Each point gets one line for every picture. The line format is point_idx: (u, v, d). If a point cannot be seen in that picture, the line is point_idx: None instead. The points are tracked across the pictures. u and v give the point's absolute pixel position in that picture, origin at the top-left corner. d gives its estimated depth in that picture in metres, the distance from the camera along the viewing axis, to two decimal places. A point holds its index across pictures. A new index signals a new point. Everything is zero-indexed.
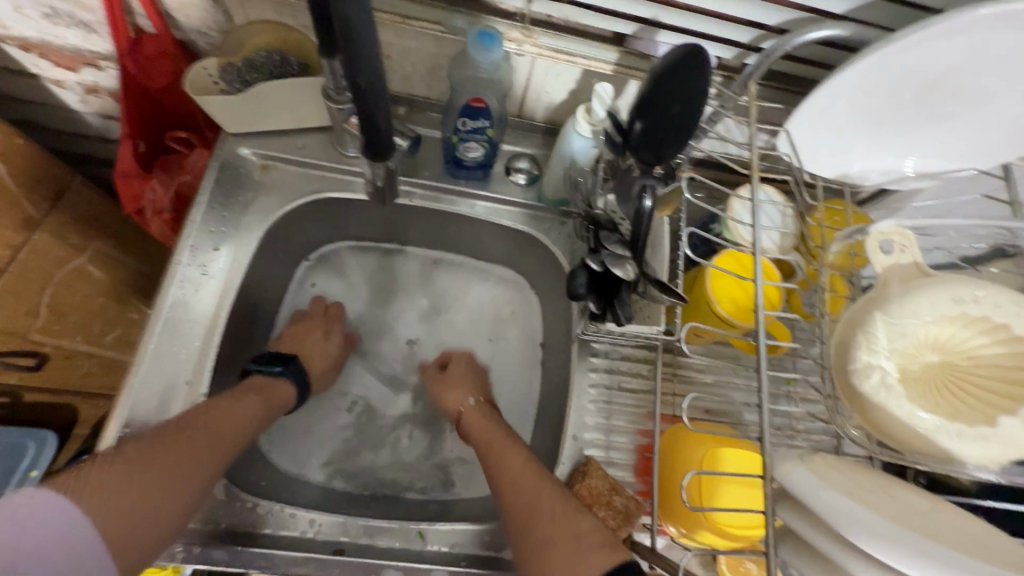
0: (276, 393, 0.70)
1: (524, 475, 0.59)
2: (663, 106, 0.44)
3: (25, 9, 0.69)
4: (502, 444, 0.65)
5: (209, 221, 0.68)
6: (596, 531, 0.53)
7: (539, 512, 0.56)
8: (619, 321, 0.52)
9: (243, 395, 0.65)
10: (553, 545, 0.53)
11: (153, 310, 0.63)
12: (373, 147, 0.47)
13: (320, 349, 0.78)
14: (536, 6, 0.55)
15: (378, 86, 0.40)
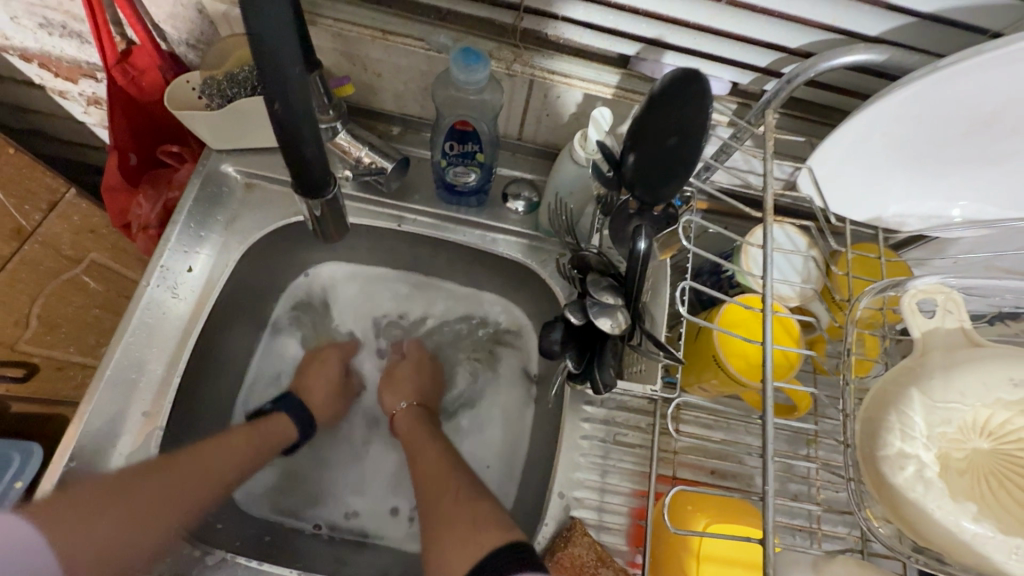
0: (274, 428, 0.69)
1: (437, 475, 0.64)
2: (661, 137, 0.39)
3: (22, 19, 0.68)
4: (422, 452, 0.68)
5: (184, 239, 0.64)
6: (493, 515, 0.56)
7: (438, 501, 0.60)
8: (597, 386, 0.45)
9: (237, 432, 0.65)
10: (449, 524, 0.56)
11: (115, 333, 0.59)
12: (304, 182, 0.41)
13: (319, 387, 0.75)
14: (529, 22, 0.50)
15: (303, 109, 0.35)
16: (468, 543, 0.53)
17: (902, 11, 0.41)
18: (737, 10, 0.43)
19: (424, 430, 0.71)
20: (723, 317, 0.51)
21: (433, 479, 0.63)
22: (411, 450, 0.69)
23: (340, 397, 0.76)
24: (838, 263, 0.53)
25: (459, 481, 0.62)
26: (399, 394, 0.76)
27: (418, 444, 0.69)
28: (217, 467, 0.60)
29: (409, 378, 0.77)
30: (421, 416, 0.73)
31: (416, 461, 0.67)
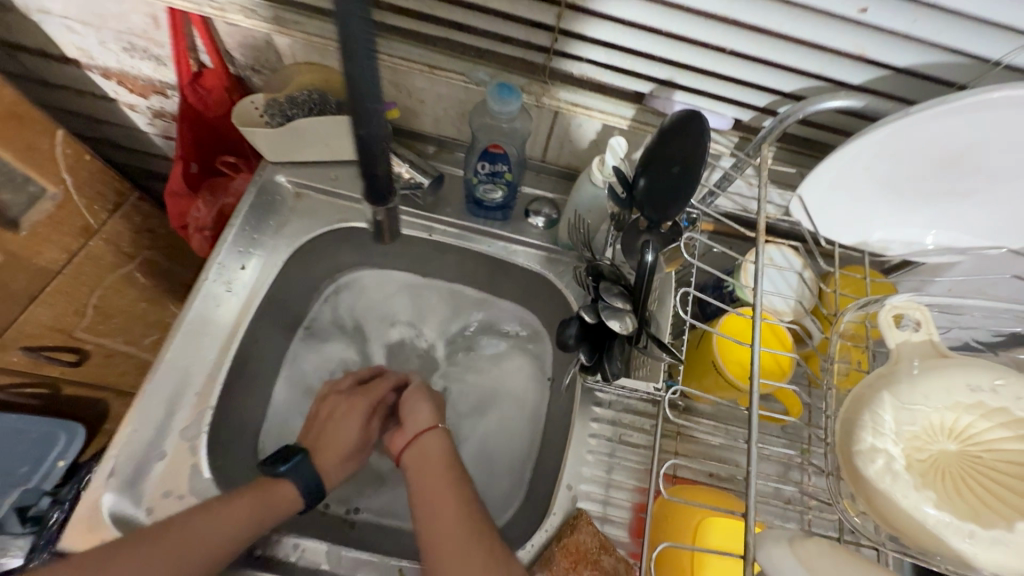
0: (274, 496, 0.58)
1: (462, 535, 0.56)
2: (667, 166, 0.45)
3: (109, 43, 0.77)
4: (448, 491, 0.59)
5: (239, 241, 0.72)
6: None
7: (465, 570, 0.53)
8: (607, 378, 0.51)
9: (227, 500, 0.55)
10: None
11: (177, 321, 0.66)
12: (373, 189, 0.49)
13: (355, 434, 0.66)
14: (557, 62, 0.56)
15: (380, 133, 0.43)
16: None
17: (881, 65, 0.47)
18: (739, 59, 0.49)
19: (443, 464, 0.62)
20: (722, 327, 0.57)
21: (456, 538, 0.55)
22: (429, 481, 0.60)
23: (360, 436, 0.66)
24: (828, 283, 0.59)
25: (489, 544, 0.55)
26: (418, 420, 0.66)
27: (441, 480, 0.60)
28: (190, 548, 0.51)
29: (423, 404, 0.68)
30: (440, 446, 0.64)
31: (437, 503, 0.59)
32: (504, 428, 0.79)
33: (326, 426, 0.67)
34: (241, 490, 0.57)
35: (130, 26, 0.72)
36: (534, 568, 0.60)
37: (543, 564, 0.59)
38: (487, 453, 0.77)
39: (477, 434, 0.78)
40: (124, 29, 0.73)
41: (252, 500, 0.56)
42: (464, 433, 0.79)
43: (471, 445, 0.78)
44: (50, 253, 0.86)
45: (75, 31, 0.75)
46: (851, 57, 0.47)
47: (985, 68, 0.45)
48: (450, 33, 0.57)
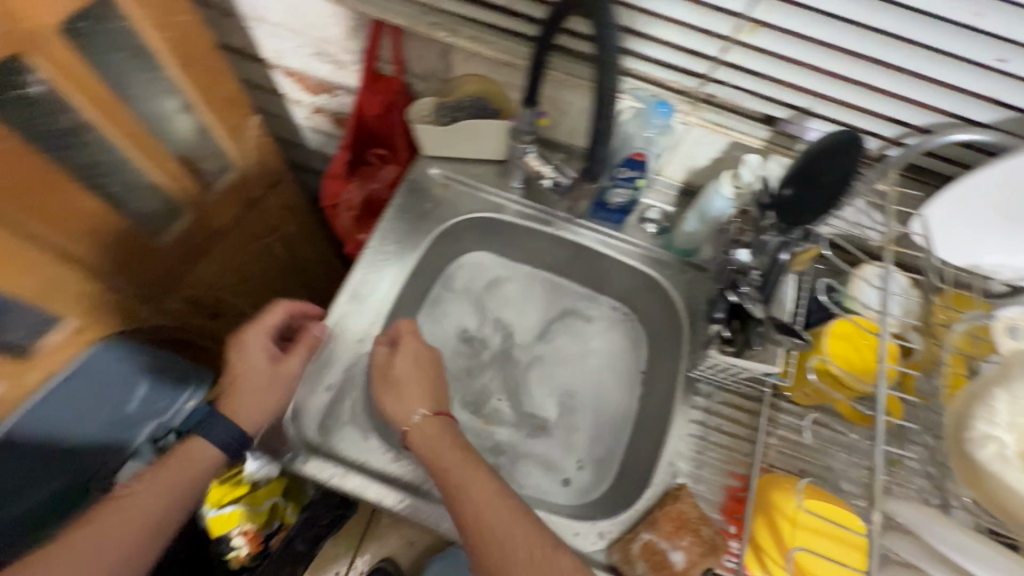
0: (195, 450, 0.72)
1: (500, 512, 0.59)
2: (818, 179, 0.52)
3: (303, 48, 0.92)
4: (473, 476, 0.61)
5: (396, 218, 0.84)
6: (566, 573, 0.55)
7: (511, 548, 0.57)
8: (740, 348, 0.62)
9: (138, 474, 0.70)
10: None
11: (345, 280, 0.79)
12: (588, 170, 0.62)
13: (262, 373, 0.73)
14: (708, 87, 0.65)
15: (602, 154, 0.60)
16: None
17: (1008, 107, 0.55)
18: (878, 94, 0.57)
19: (448, 445, 0.64)
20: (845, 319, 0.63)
21: (494, 517, 0.58)
22: (448, 466, 0.62)
23: (269, 381, 0.72)
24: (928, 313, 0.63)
25: (530, 522, 0.59)
26: (398, 407, 0.66)
27: (461, 464, 0.62)
28: (125, 517, 0.67)
29: (415, 379, 0.69)
30: (443, 424, 0.66)
31: (466, 488, 0.60)
32: (600, 411, 0.86)
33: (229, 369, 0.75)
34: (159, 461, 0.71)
35: (329, 35, 0.86)
36: (638, 528, 0.66)
37: (647, 524, 0.66)
38: (583, 431, 0.85)
39: (574, 414, 0.86)
40: (323, 37, 0.87)
41: (167, 466, 0.70)
42: (562, 410, 0.86)
43: (569, 423, 0.85)
44: (224, 216, 0.97)
45: (280, 36, 0.90)
46: (982, 98, 0.55)
47: None
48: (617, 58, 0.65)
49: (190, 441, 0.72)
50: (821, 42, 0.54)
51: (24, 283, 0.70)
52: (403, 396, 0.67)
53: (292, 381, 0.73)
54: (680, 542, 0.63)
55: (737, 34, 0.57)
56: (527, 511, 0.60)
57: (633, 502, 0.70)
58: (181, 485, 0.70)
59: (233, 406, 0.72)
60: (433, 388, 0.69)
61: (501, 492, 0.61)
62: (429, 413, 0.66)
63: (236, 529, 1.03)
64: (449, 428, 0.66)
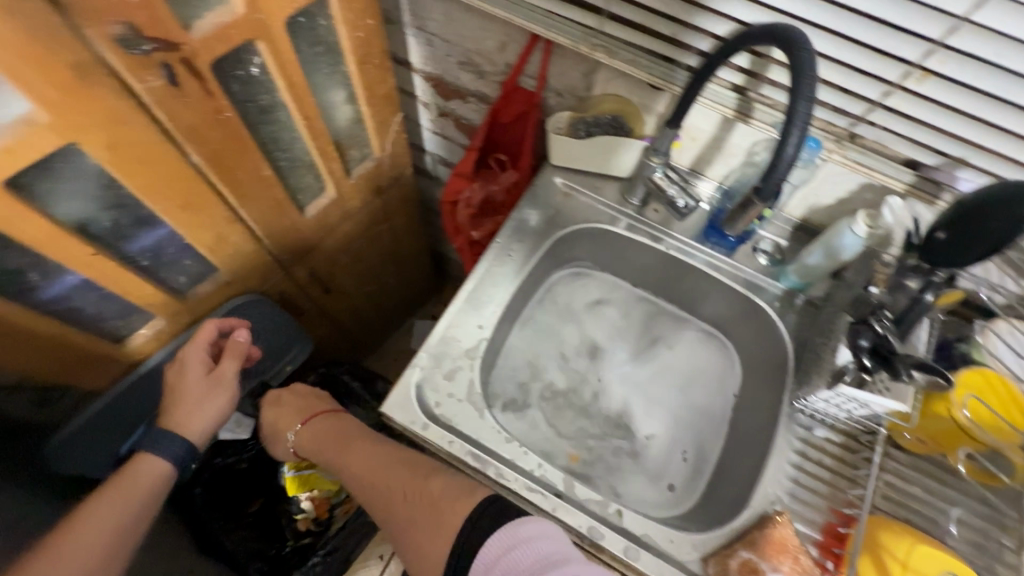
0: (143, 467, 0.75)
1: (375, 468, 0.68)
2: (983, 222, 0.55)
3: (451, 57, 1.00)
4: (348, 456, 0.72)
5: (518, 220, 0.90)
6: (450, 488, 0.61)
7: (393, 493, 0.64)
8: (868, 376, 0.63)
9: (98, 494, 0.70)
10: (416, 515, 0.61)
11: (471, 271, 0.85)
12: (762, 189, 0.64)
13: (198, 382, 0.83)
14: (859, 128, 0.67)
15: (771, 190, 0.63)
16: (438, 525, 0.58)
17: None
18: None
19: (328, 441, 0.76)
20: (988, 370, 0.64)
21: (375, 475, 0.67)
22: (338, 460, 0.73)
23: (207, 397, 0.83)
24: None
25: (406, 463, 0.67)
26: (290, 422, 0.82)
27: (340, 455, 0.74)
28: (97, 528, 0.66)
29: (293, 404, 0.84)
30: (317, 429, 0.79)
31: (352, 467, 0.71)
32: (689, 431, 0.88)
33: (168, 392, 0.83)
34: (109, 484, 0.71)
35: (480, 48, 0.94)
36: (735, 546, 0.67)
37: (745, 544, 0.67)
38: (670, 447, 0.87)
39: (662, 429, 0.88)
40: (474, 49, 0.95)
41: (124, 483, 0.72)
42: (651, 424, 0.89)
43: (656, 438, 0.88)
44: (355, 201, 1.07)
45: (433, 44, 0.99)
46: None
47: None
48: None
49: (133, 462, 0.75)
50: (995, 96, 0.57)
51: (203, 236, 0.81)
52: (281, 422, 0.83)
53: (228, 383, 0.85)
54: (780, 566, 0.64)
55: (904, 81, 0.60)
56: (405, 460, 0.68)
57: (729, 521, 0.71)
58: (142, 498, 0.72)
59: (175, 421, 0.80)
60: (308, 401, 0.85)
61: (381, 454, 0.70)
62: (301, 427, 0.81)
63: (307, 493, 1.09)
64: (321, 424, 0.80)
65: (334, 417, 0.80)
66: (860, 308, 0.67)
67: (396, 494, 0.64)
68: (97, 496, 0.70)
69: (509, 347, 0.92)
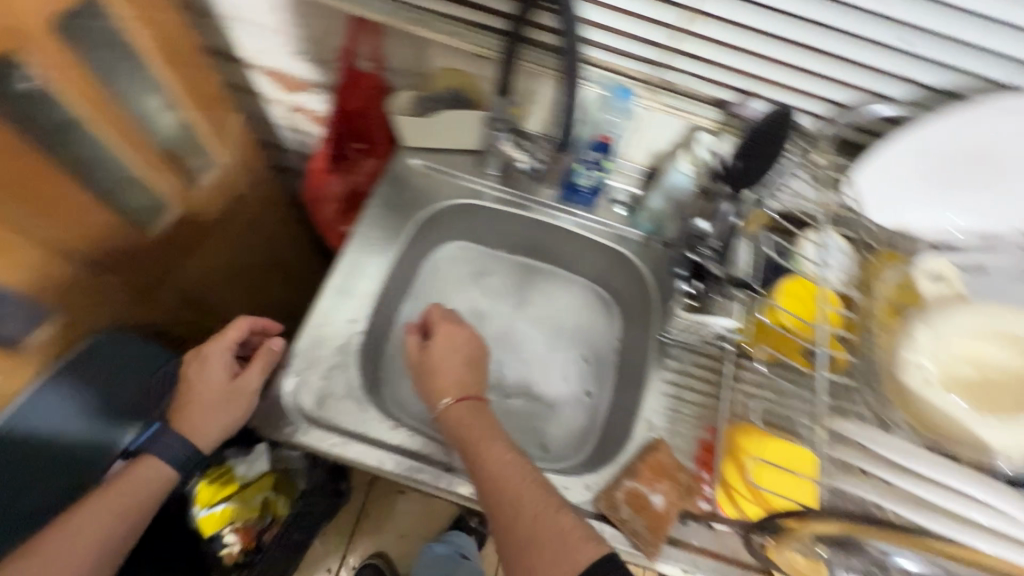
0: (146, 468, 0.73)
1: (509, 476, 0.64)
2: (760, 146, 0.63)
3: (283, 47, 0.95)
4: (486, 443, 0.68)
5: (380, 207, 0.88)
6: (580, 527, 0.60)
7: (518, 514, 0.62)
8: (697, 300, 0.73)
9: (105, 489, 0.71)
10: (538, 541, 0.60)
11: (334, 265, 0.83)
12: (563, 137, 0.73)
13: (217, 389, 0.74)
14: (666, 74, 0.72)
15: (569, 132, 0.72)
16: (560, 558, 0.58)
17: (916, 83, 0.63)
18: (809, 75, 0.66)
19: (476, 426, 0.70)
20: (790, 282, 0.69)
21: (504, 485, 0.64)
22: (475, 438, 0.68)
23: (223, 407, 0.73)
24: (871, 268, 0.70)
25: (536, 483, 0.64)
26: (434, 395, 0.73)
27: (478, 432, 0.69)
28: (90, 529, 0.68)
29: (445, 363, 0.75)
30: (472, 408, 0.72)
31: (487, 456, 0.66)
32: (580, 381, 0.93)
33: (190, 390, 0.76)
34: (116, 479, 0.72)
35: (309, 34, 0.90)
36: (621, 479, 0.72)
37: (628, 475, 0.72)
38: (565, 400, 0.91)
39: (555, 385, 0.92)
40: (303, 36, 0.91)
41: (127, 485, 0.72)
42: (545, 382, 0.92)
43: (551, 394, 0.91)
44: (212, 212, 1.01)
45: (260, 35, 0.93)
46: (893, 76, 0.64)
47: (988, 90, 0.62)
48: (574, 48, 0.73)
49: (142, 460, 0.74)
50: (763, 30, 0.63)
51: (18, 276, 0.72)
52: (433, 381, 0.74)
53: (246, 391, 0.74)
54: (659, 486, 0.70)
55: (686, 24, 0.65)
56: (539, 479, 0.65)
57: (615, 458, 0.76)
58: (137, 507, 0.71)
59: (189, 424, 0.74)
60: (466, 370, 0.75)
61: (516, 464, 0.65)
62: (453, 402, 0.72)
63: (228, 526, 1.03)
64: (476, 411, 0.72)
65: (477, 402, 0.73)
66: (688, 241, 0.75)
67: (518, 520, 0.61)
68: (105, 492, 0.71)
69: (395, 336, 0.91)
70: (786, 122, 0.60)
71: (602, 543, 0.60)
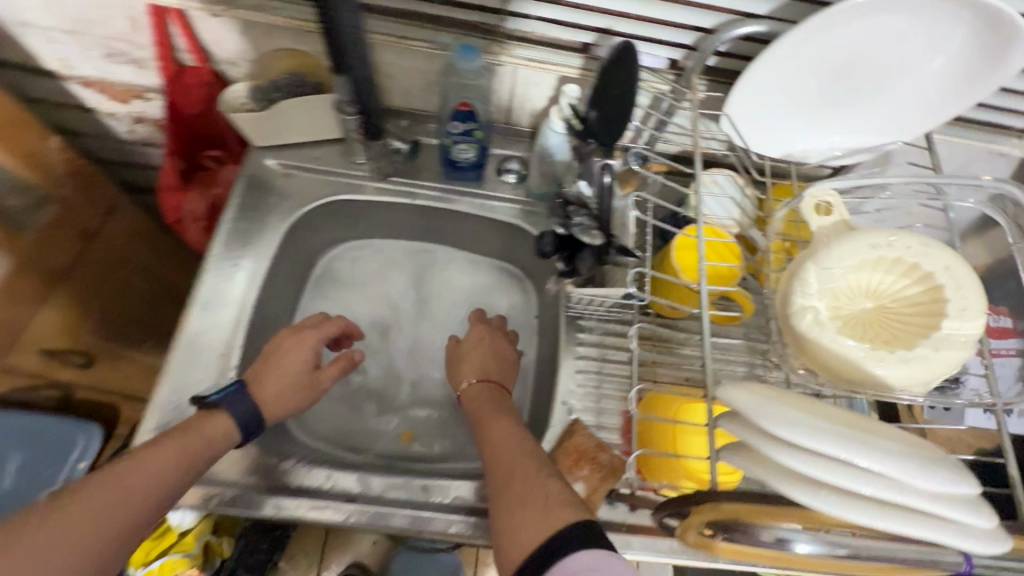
0: (212, 424, 0.61)
1: (510, 445, 0.61)
2: (608, 91, 0.55)
3: (90, 50, 0.81)
4: (495, 418, 0.66)
5: (237, 219, 0.78)
6: (564, 493, 0.53)
7: (511, 474, 0.57)
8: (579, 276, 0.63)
9: (160, 439, 0.57)
10: (522, 501, 0.53)
11: (191, 295, 0.73)
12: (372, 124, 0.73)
13: (302, 368, 0.71)
14: (512, 22, 0.66)
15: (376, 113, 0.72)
16: (541, 518, 0.51)
17: None
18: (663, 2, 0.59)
19: (488, 404, 0.70)
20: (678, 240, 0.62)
21: (505, 452, 0.60)
22: (483, 415, 0.68)
23: (296, 390, 0.70)
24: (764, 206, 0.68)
25: (529, 456, 0.59)
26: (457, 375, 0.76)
27: (485, 409, 0.68)
28: (126, 485, 0.52)
29: (475, 355, 0.79)
30: (487, 389, 0.73)
31: (492, 429, 0.64)
32: None
33: (269, 357, 0.70)
34: (175, 430, 0.59)
35: (112, 31, 0.77)
36: None
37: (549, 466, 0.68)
38: None
39: None
40: (107, 34, 0.77)
41: (184, 439, 0.58)
42: None
43: None
44: (57, 255, 0.88)
45: (57, 40, 0.79)
46: None
47: None
48: (411, 5, 0.66)
49: (214, 414, 0.62)
50: None
51: None
52: (458, 364, 0.78)
53: (315, 386, 0.72)
54: (579, 473, 0.66)
55: None
56: (535, 450, 0.61)
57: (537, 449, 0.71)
58: (186, 463, 0.57)
59: (252, 380, 0.67)
60: (494, 360, 0.78)
61: (519, 435, 0.62)
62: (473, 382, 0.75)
63: None
64: (488, 390, 0.73)
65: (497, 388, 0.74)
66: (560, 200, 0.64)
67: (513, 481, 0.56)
68: (158, 444, 0.57)
69: None
70: (636, 59, 0.52)
71: (585, 509, 0.52)
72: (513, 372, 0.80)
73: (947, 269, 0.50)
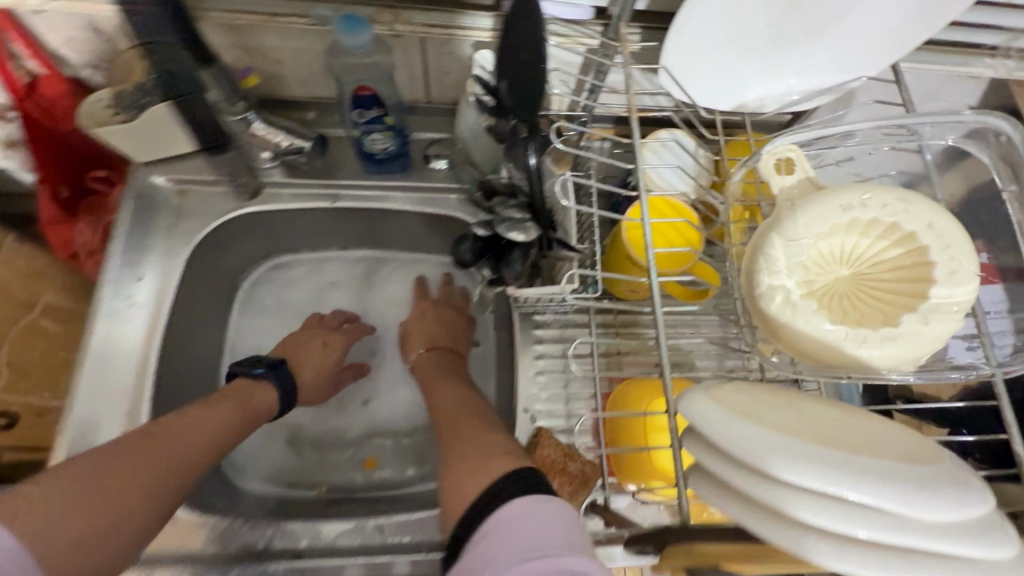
0: (261, 393, 0.65)
1: (455, 404, 0.61)
2: (514, 56, 0.45)
3: None
4: (443, 380, 0.68)
5: (128, 250, 0.67)
6: (501, 442, 0.51)
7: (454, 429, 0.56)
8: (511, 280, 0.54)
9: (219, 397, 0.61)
10: (459, 452, 0.51)
11: (83, 347, 0.63)
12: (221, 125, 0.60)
13: (329, 362, 0.74)
14: None
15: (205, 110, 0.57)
16: (473, 465, 0.48)
17: None
18: None
19: (439, 369, 0.71)
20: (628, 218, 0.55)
21: (450, 411, 0.61)
22: (432, 379, 0.69)
23: (320, 383, 0.74)
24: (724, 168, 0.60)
25: (472, 414, 0.58)
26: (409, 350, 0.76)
27: (435, 373, 0.70)
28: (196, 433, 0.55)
29: (424, 324, 0.76)
30: (436, 357, 0.73)
31: (440, 393, 0.65)
32: None
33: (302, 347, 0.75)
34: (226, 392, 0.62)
35: None
36: None
37: None
38: None
39: None
40: None
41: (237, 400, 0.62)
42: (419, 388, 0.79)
43: None
44: None
45: None
46: None
47: None
48: None
49: (263, 384, 0.66)
50: None
51: None
52: (408, 337, 0.77)
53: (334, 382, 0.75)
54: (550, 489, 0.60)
55: None
56: (482, 409, 0.60)
57: None
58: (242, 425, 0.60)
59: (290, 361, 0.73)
60: (440, 327, 0.75)
61: (462, 394, 0.63)
62: (425, 350, 0.74)
63: None
64: (442, 355, 0.73)
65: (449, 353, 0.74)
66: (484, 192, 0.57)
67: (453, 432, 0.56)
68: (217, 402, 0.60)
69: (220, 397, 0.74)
70: (541, 16, 0.43)
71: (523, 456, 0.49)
72: (469, 331, 0.78)
73: (930, 227, 0.43)
